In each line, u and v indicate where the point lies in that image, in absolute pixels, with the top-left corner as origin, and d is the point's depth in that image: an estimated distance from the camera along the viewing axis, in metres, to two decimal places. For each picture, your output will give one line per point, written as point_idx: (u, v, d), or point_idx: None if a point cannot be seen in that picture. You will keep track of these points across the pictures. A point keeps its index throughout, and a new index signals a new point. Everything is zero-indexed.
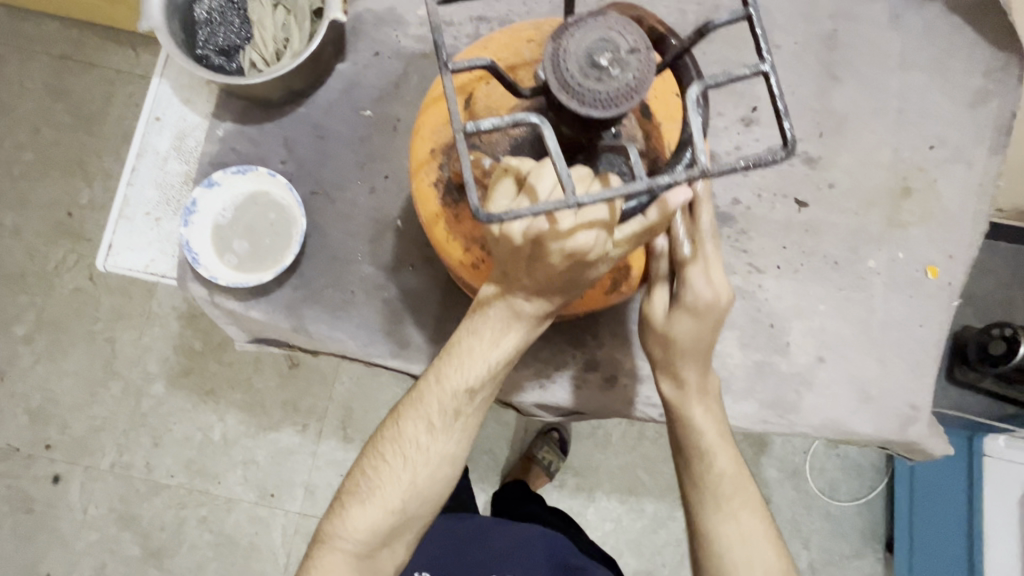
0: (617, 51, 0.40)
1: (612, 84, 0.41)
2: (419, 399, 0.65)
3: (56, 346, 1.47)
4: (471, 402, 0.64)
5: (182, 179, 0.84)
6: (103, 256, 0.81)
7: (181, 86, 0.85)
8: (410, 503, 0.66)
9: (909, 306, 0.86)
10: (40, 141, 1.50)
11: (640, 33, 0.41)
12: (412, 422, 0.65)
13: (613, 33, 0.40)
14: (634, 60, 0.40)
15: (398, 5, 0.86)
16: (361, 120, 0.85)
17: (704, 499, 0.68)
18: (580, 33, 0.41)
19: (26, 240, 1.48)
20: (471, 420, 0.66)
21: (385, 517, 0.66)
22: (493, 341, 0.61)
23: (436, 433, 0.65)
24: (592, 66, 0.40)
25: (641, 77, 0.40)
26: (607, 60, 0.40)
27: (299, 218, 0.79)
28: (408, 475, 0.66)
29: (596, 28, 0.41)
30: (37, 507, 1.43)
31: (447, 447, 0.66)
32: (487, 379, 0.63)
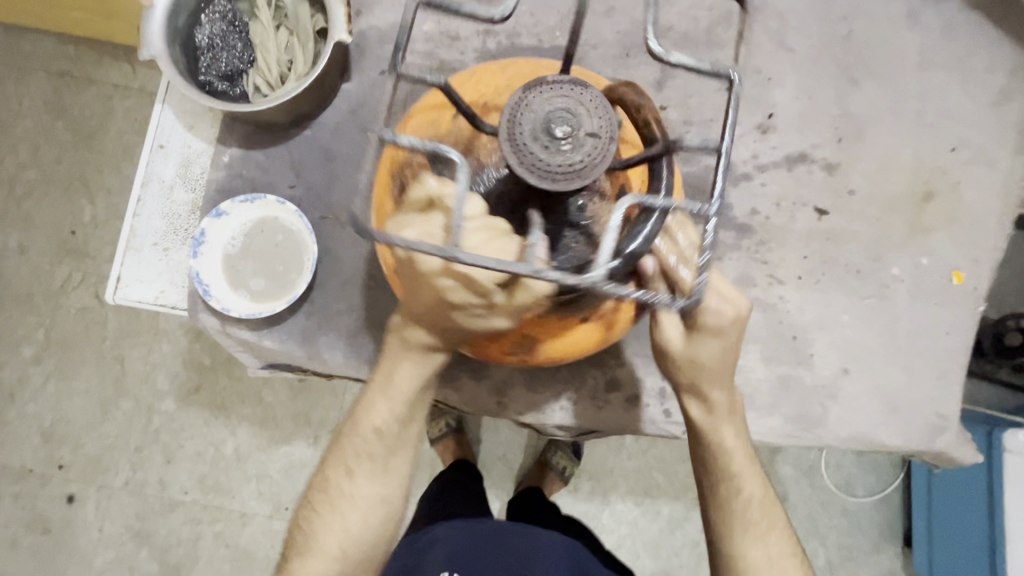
0: (572, 129, 0.48)
1: (554, 153, 0.48)
2: (342, 448, 0.67)
3: (65, 366, 1.46)
4: (386, 446, 0.66)
5: (189, 208, 0.82)
6: (112, 290, 0.79)
7: (184, 112, 0.83)
8: (352, 547, 0.67)
9: (934, 314, 0.84)
10: (41, 159, 1.49)
11: (604, 125, 0.49)
12: (336, 470, 0.67)
13: (580, 114, 0.49)
14: (585, 143, 0.48)
15: (403, 21, 0.84)
16: (369, 140, 0.83)
17: (726, 523, 0.67)
18: (548, 100, 0.49)
19: (31, 260, 1.47)
20: (392, 464, 0.67)
21: (329, 565, 0.66)
22: (391, 378, 0.63)
23: (359, 478, 0.67)
24: (545, 132, 0.48)
25: (585, 161, 0.48)
26: (561, 133, 0.48)
27: (311, 245, 0.78)
28: (340, 523, 0.67)
29: (563, 101, 0.49)
30: (54, 527, 1.43)
31: (372, 489, 0.67)
32: (396, 426, 0.65)
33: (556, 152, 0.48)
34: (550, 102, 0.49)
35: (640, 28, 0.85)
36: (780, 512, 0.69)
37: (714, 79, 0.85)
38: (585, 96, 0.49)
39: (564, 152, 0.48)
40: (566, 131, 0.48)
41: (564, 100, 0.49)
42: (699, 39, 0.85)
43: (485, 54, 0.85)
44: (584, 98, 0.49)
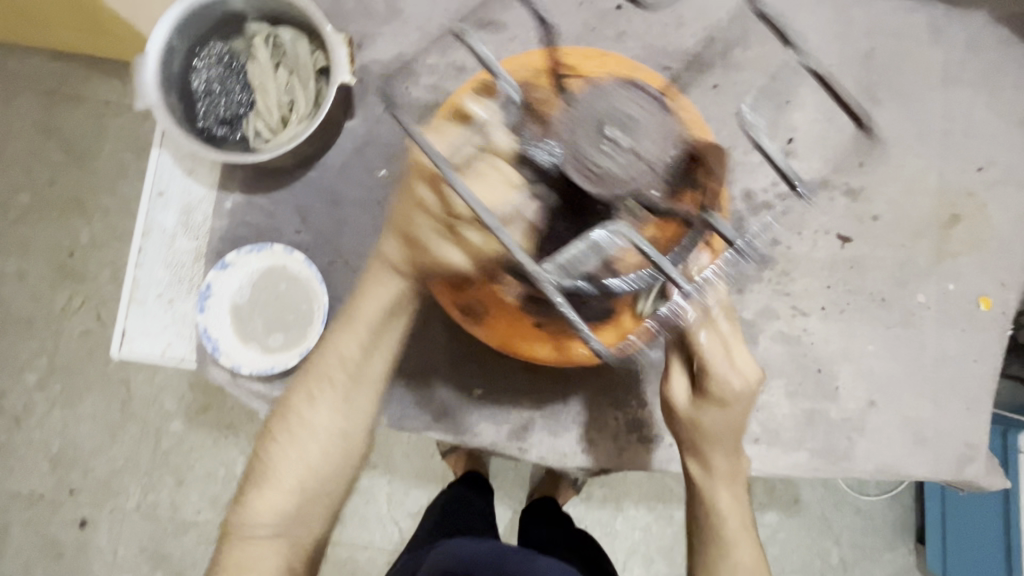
0: (622, 144, 0.51)
1: (593, 148, 0.51)
2: (309, 368, 0.64)
3: (70, 391, 1.44)
4: (352, 373, 0.63)
5: (192, 256, 0.80)
6: (117, 345, 0.77)
7: (184, 156, 0.80)
8: (311, 481, 0.64)
9: (961, 341, 0.82)
10: (35, 181, 1.45)
11: (650, 163, 0.52)
12: (298, 394, 0.64)
13: (641, 138, 0.53)
14: (624, 164, 0.51)
15: (407, 53, 0.81)
16: (377, 180, 0.80)
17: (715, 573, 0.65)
18: (620, 110, 0.53)
19: (30, 284, 1.45)
20: (351, 389, 0.63)
21: (286, 496, 0.63)
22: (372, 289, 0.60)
23: (320, 405, 0.63)
24: (604, 128, 0.52)
25: (614, 180, 0.50)
26: (611, 145, 0.51)
27: (320, 295, 0.76)
28: (298, 453, 0.63)
29: (630, 120, 0.53)
30: (68, 551, 1.43)
31: (333, 421, 0.63)
32: (361, 339, 0.61)
33: (598, 149, 0.51)
34: (626, 106, 0.53)
35: (653, 49, 0.82)
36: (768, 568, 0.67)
37: (730, 100, 0.82)
38: (655, 128, 0.54)
39: (603, 152, 0.51)
40: (619, 140, 0.51)
41: (638, 111, 0.54)
42: (714, 60, 0.82)
43: None
44: (656, 133, 0.53)
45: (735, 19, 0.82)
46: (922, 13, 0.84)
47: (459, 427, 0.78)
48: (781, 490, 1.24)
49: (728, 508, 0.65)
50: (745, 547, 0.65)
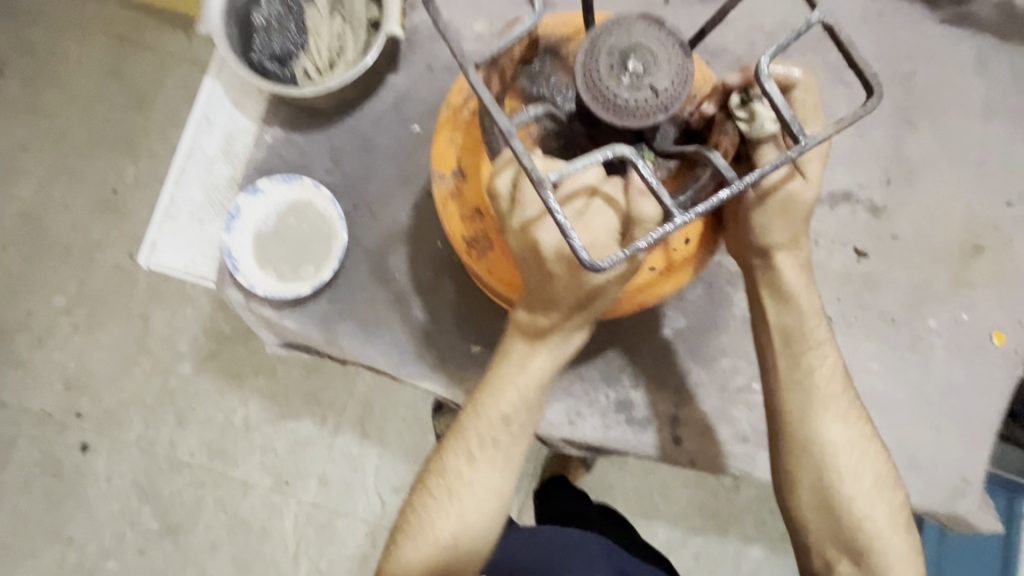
0: (641, 77, 0.47)
1: (608, 74, 0.47)
2: (459, 427, 0.65)
3: (93, 319, 1.51)
4: (514, 431, 0.63)
5: (227, 182, 0.84)
6: (145, 254, 0.81)
7: (233, 89, 0.85)
8: (463, 540, 0.63)
9: (969, 372, 0.80)
10: (92, 118, 1.53)
11: (673, 88, 0.47)
12: (454, 453, 0.64)
13: (663, 70, 0.48)
14: (642, 96, 0.47)
15: (455, 20, 0.85)
16: (409, 135, 0.83)
17: (804, 424, 0.62)
18: (647, 33, 0.48)
19: (73, 214, 1.52)
20: (511, 449, 0.64)
21: (439, 552, 0.62)
22: (522, 366, 0.62)
23: (478, 463, 0.64)
24: (623, 56, 0.47)
25: (631, 105, 0.47)
26: (632, 69, 0.47)
27: (340, 232, 0.79)
28: (454, 509, 0.63)
29: (656, 46, 0.48)
30: (66, 473, 1.48)
31: (493, 478, 0.64)
32: (519, 407, 0.63)
33: (614, 78, 0.47)
34: (652, 38, 0.48)
35: (693, 47, 0.84)
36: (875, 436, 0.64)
37: None
38: (683, 69, 0.48)
39: (620, 82, 0.47)
40: (639, 70, 0.47)
41: (666, 49, 0.48)
42: (753, 67, 0.84)
43: None
44: (684, 76, 0.48)
45: (777, 32, 0.84)
46: (969, 45, 0.84)
47: (452, 381, 0.80)
48: None
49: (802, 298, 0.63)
50: (826, 363, 0.63)
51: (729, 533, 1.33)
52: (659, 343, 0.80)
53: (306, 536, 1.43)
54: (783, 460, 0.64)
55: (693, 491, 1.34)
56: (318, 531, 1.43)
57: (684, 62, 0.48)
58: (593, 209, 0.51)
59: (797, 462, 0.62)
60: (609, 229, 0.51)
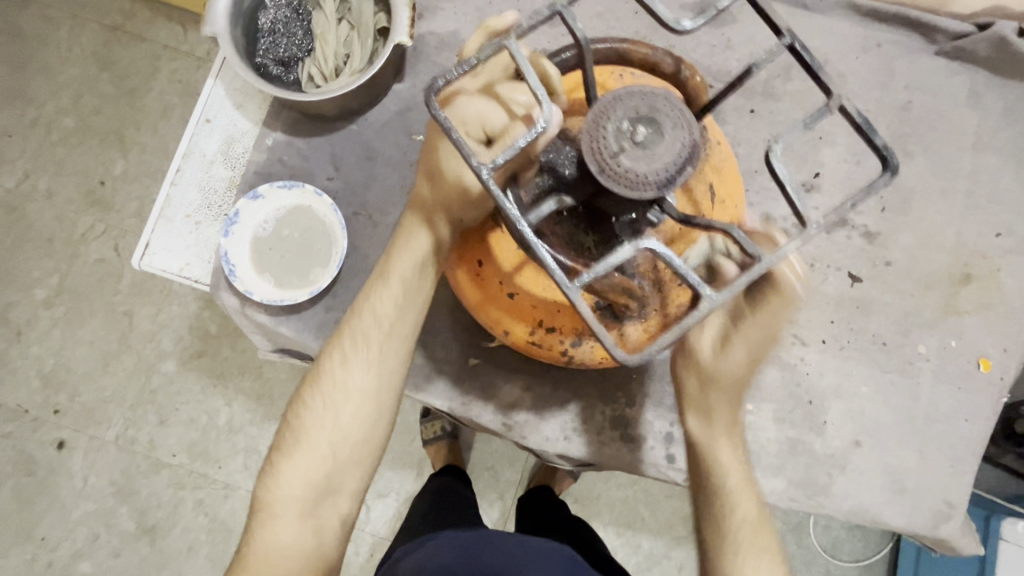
0: (625, 144, 0.41)
1: (624, 109, 0.41)
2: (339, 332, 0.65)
3: (75, 314, 1.47)
4: (385, 332, 0.63)
5: (225, 185, 0.82)
6: (138, 255, 0.79)
7: (234, 90, 0.83)
8: (342, 447, 0.63)
9: (955, 399, 0.82)
10: (82, 108, 1.50)
11: (642, 169, 0.40)
12: (330, 354, 0.65)
13: (646, 162, 0.40)
14: (606, 145, 0.41)
15: (462, 31, 0.85)
16: (412, 144, 0.83)
17: (721, 535, 0.63)
18: (677, 135, 0.41)
19: (57, 205, 1.49)
20: (388, 352, 0.64)
21: (317, 461, 0.63)
22: (405, 248, 0.63)
23: (350, 364, 0.64)
24: (646, 120, 0.41)
25: (599, 148, 0.41)
26: (638, 133, 0.41)
27: (340, 240, 0.78)
28: (329, 415, 0.63)
29: (670, 143, 0.41)
30: (40, 471, 1.44)
31: (365, 379, 0.63)
32: (393, 309, 0.63)
33: (620, 127, 0.41)
34: (678, 146, 0.41)
35: (698, 68, 0.85)
36: (774, 542, 0.64)
37: (764, 128, 0.84)
38: (655, 184, 0.40)
39: (617, 124, 0.41)
40: (640, 140, 0.41)
41: (671, 169, 0.41)
42: (755, 88, 0.85)
43: None
44: (646, 187, 0.40)
45: (779, 56, 0.85)
46: (964, 77, 0.86)
47: (448, 393, 0.79)
48: None
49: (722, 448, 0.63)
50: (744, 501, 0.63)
51: None
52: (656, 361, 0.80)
53: None
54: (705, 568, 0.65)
55: (678, 503, 1.35)
56: None
57: (665, 188, 0.41)
58: (491, 105, 0.52)
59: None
60: (480, 116, 0.52)
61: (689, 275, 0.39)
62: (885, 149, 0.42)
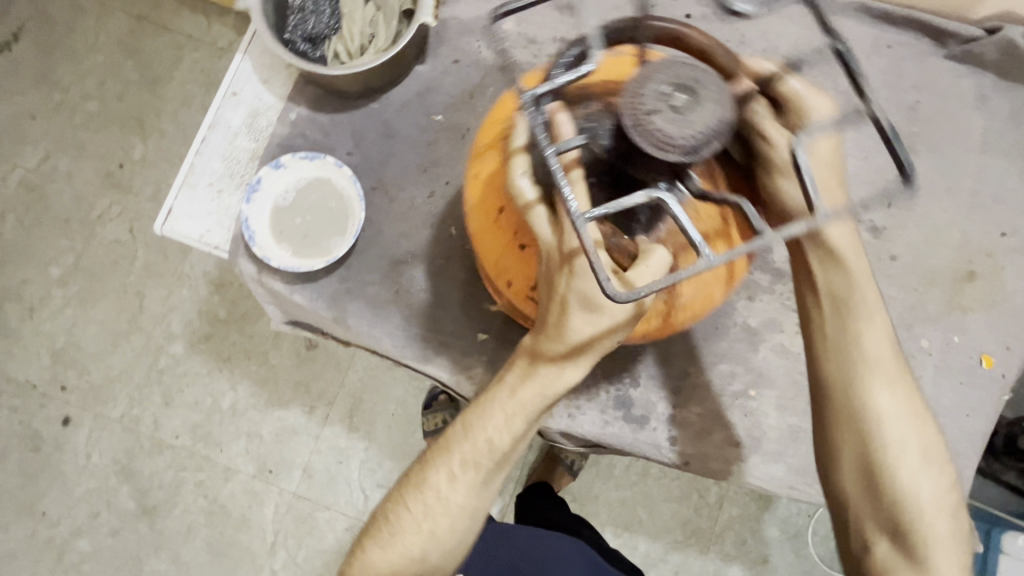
0: (663, 107, 0.43)
1: (665, 76, 0.43)
2: (421, 480, 0.66)
3: (88, 293, 1.50)
4: (465, 488, 0.65)
5: (248, 155, 0.85)
6: (161, 221, 0.82)
7: (261, 66, 0.86)
8: (433, 552, 0.66)
9: (957, 393, 0.83)
10: (106, 93, 1.54)
11: (672, 131, 0.42)
12: (410, 506, 0.66)
13: (677, 126, 0.42)
14: (645, 103, 0.43)
15: (484, 17, 0.88)
16: (430, 124, 0.85)
17: (854, 366, 0.62)
18: (712, 108, 0.43)
19: (77, 186, 1.52)
20: (463, 506, 0.65)
21: (408, 563, 0.65)
22: (513, 391, 0.62)
23: (428, 517, 0.65)
24: (687, 89, 0.43)
25: (638, 103, 0.43)
26: (677, 100, 0.43)
27: (358, 211, 0.80)
28: (428, 525, 0.65)
29: (705, 116, 0.43)
30: (45, 447, 1.46)
31: (468, 501, 0.65)
32: (476, 470, 0.64)
33: (661, 90, 0.43)
34: (711, 120, 0.43)
35: None
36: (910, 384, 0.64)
37: None
38: (680, 147, 0.42)
39: (659, 87, 0.43)
40: (677, 107, 0.43)
41: (698, 138, 0.43)
42: None
43: None
44: (671, 149, 0.42)
45: (790, 55, 0.87)
46: (971, 81, 0.88)
47: (455, 367, 0.81)
48: None
49: (847, 257, 0.62)
50: (878, 333, 0.63)
51: (710, 551, 1.34)
52: (661, 345, 0.82)
53: (284, 526, 1.41)
54: (826, 437, 0.64)
55: (677, 506, 1.35)
56: (297, 523, 1.42)
57: (690, 154, 0.43)
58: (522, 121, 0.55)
59: (844, 434, 0.62)
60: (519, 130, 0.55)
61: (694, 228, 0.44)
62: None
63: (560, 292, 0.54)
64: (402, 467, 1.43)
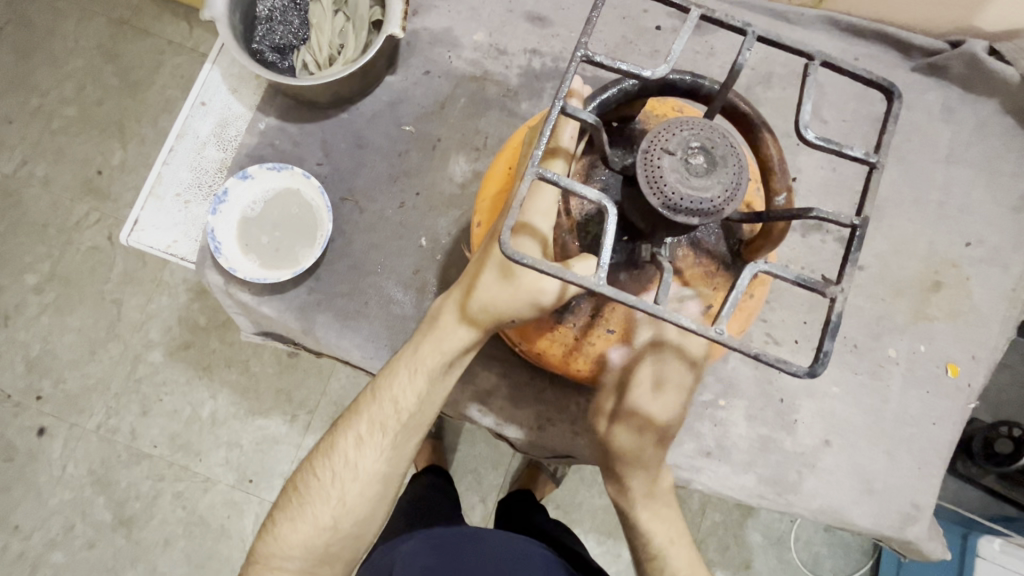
0: (678, 153, 0.37)
1: (708, 132, 0.38)
2: (331, 445, 0.66)
3: (64, 301, 1.48)
4: (369, 449, 0.64)
5: (217, 166, 0.84)
6: (126, 231, 0.81)
7: (231, 76, 0.85)
8: (345, 521, 0.66)
9: (925, 402, 0.84)
10: (84, 98, 1.52)
11: (668, 178, 0.37)
12: (321, 470, 0.66)
13: (679, 180, 0.37)
14: (668, 140, 0.37)
15: (455, 28, 0.88)
16: (402, 134, 0.85)
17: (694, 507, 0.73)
18: (725, 184, 0.37)
19: (54, 192, 1.50)
20: (368, 471, 0.64)
21: (318, 533, 0.65)
22: (437, 346, 0.60)
23: (335, 480, 0.65)
24: (712, 157, 0.37)
25: (663, 136, 0.38)
26: (698, 159, 0.37)
27: (325, 222, 0.80)
28: (337, 492, 0.65)
29: (712, 187, 0.37)
30: (19, 457, 1.43)
31: (376, 465, 0.64)
32: (381, 431, 0.64)
33: (692, 140, 0.37)
34: (713, 195, 0.37)
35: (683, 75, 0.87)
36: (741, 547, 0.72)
37: None
38: (664, 198, 0.37)
39: (692, 136, 0.38)
40: (693, 166, 0.37)
41: (685, 202, 0.37)
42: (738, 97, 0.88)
43: (529, 71, 0.87)
44: (654, 194, 0.37)
45: (761, 66, 0.88)
46: (937, 93, 0.89)
47: None
48: (734, 554, 1.25)
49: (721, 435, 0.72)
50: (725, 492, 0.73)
51: None
52: None
53: None
54: None
55: None
56: None
57: (666, 209, 0.37)
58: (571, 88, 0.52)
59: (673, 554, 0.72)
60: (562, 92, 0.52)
61: (608, 254, 0.35)
62: (821, 356, 0.36)
63: (486, 256, 0.55)
64: None
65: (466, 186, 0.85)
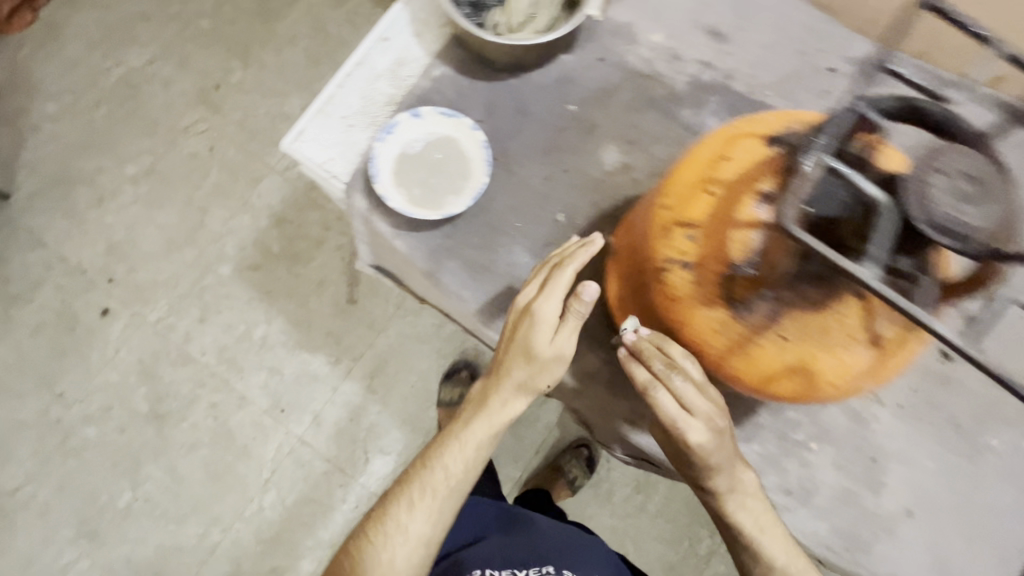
0: (951, 177, 0.40)
1: (982, 167, 0.41)
2: (385, 514, 0.75)
3: (156, 196, 1.55)
4: (425, 511, 0.74)
5: (386, 100, 0.88)
6: (291, 138, 0.85)
7: (418, 20, 0.89)
8: None
9: (1018, 499, 0.82)
10: (221, 15, 1.61)
11: (936, 197, 0.39)
12: (376, 543, 0.73)
13: (947, 202, 0.39)
14: (943, 164, 0.40)
15: (636, 24, 0.90)
16: (563, 112, 0.88)
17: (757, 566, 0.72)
18: (987, 215, 0.39)
19: (171, 94, 1.58)
20: (418, 534, 0.74)
21: None
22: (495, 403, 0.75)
23: (388, 543, 0.73)
24: (980, 189, 0.40)
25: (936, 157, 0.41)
26: (966, 189, 0.40)
27: (481, 176, 0.83)
28: (386, 555, 0.73)
29: (975, 215, 0.39)
30: (79, 329, 1.49)
31: (426, 528, 0.74)
32: (433, 498, 0.75)
33: (966, 169, 0.40)
34: (973, 222, 0.39)
35: None
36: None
37: None
38: (928, 215, 0.39)
39: (966, 167, 0.40)
40: (961, 194, 0.40)
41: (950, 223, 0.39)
42: None
43: (696, 82, 0.89)
44: (919, 208, 0.39)
45: None
46: None
47: None
48: None
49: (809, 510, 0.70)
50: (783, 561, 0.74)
51: None
52: None
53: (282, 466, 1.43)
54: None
55: (665, 549, 1.34)
56: (295, 466, 1.44)
57: (929, 225, 0.39)
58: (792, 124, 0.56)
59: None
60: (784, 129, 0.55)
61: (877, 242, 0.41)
62: None
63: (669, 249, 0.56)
64: (409, 440, 1.45)
65: (612, 175, 0.86)
